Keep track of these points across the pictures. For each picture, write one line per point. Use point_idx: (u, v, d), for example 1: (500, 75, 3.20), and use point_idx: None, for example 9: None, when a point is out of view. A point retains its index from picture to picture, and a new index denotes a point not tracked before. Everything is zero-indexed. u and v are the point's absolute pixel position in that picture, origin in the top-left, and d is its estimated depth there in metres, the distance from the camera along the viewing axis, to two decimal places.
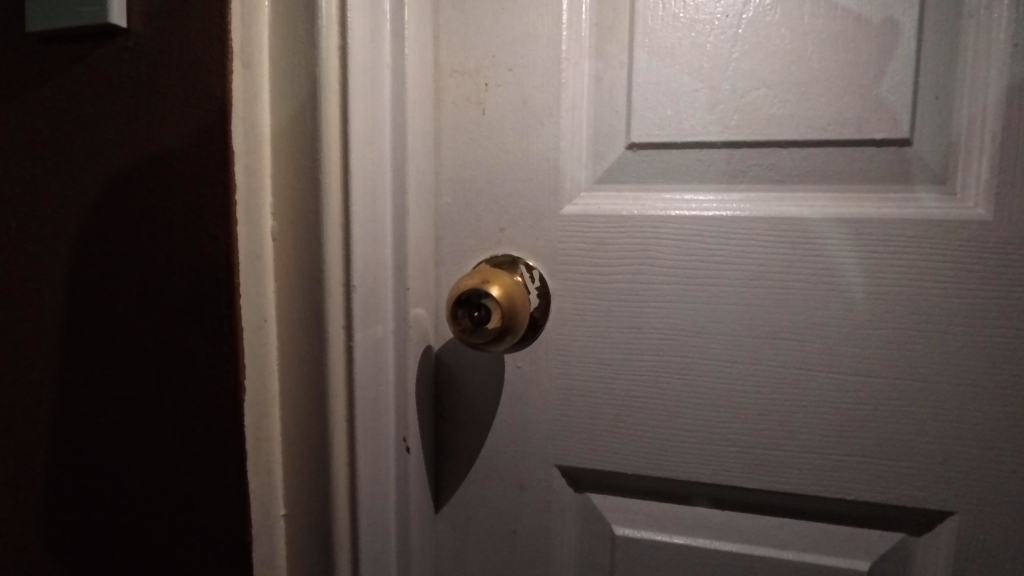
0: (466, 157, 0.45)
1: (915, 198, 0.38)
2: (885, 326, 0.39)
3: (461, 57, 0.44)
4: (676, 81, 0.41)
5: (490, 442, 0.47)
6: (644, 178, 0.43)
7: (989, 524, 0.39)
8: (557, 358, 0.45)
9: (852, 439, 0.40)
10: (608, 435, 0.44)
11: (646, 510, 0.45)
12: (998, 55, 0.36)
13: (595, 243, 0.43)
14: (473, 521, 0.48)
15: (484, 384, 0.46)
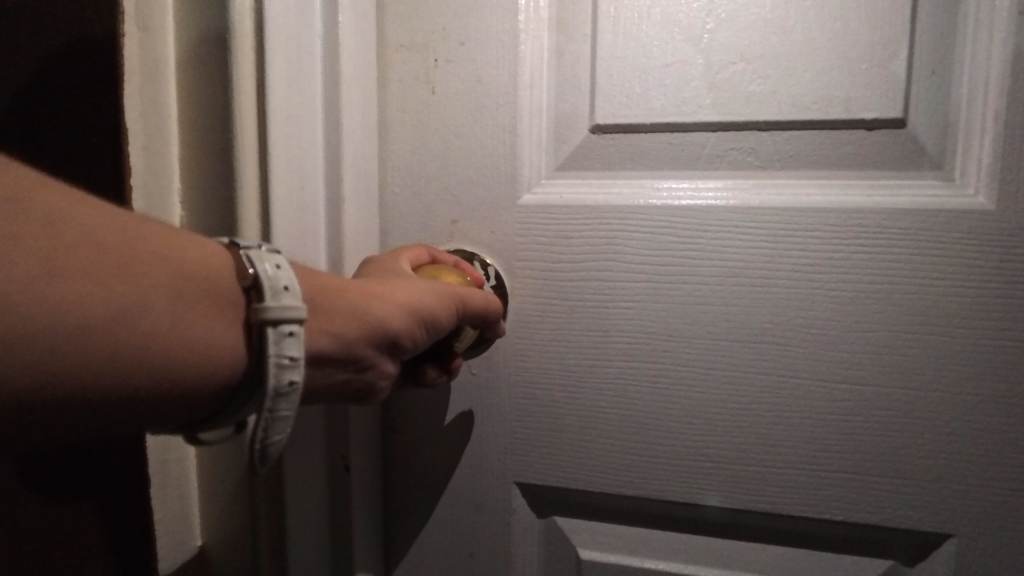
0: (415, 142, 0.40)
1: (909, 185, 0.35)
2: (876, 328, 0.35)
3: (408, 30, 0.40)
4: (645, 54, 0.36)
5: (442, 457, 0.42)
6: (610, 164, 0.38)
7: (994, 550, 0.35)
8: (515, 364, 0.40)
9: (840, 453, 0.36)
10: (572, 450, 0.40)
11: (615, 532, 0.41)
12: (1003, 24, 0.32)
13: (555, 236, 0.39)
14: (427, 544, 0.43)
15: (435, 398, 0.42)
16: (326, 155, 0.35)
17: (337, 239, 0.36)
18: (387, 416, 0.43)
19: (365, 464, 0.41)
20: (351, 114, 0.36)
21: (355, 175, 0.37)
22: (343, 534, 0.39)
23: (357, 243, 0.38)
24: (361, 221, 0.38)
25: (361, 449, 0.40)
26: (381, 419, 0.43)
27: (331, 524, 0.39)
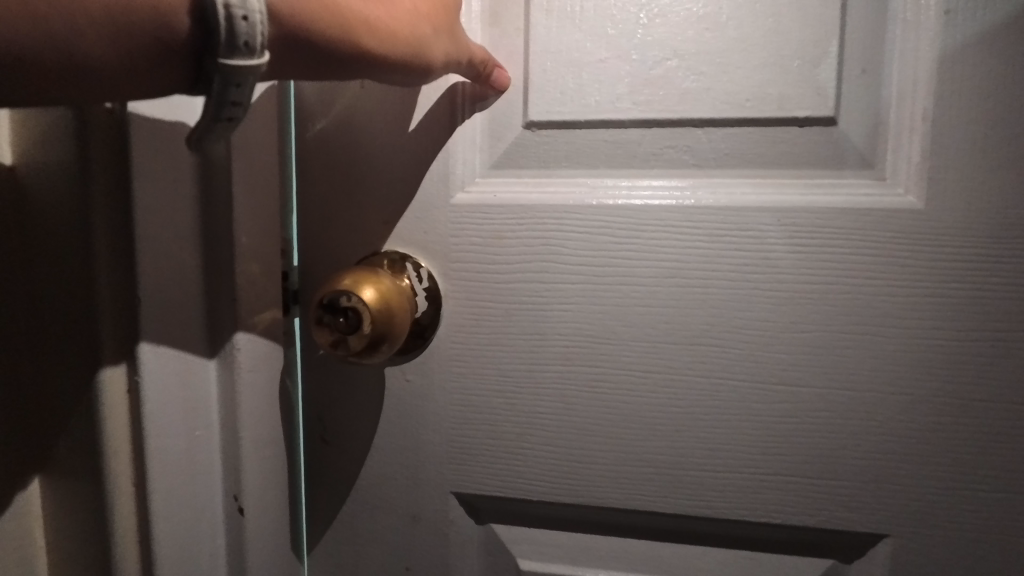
0: (343, 138, 0.38)
1: (843, 184, 0.34)
2: (812, 329, 0.35)
3: None
4: (579, 49, 0.35)
5: (374, 468, 0.40)
6: (546, 162, 0.37)
7: (927, 549, 0.35)
8: (451, 370, 0.38)
9: (778, 456, 0.36)
10: (510, 458, 0.39)
11: (555, 542, 0.40)
12: (929, 23, 0.33)
13: (490, 236, 0.37)
14: (361, 559, 0.41)
15: (364, 408, 0.40)
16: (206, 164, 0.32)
17: (224, 252, 0.33)
18: (321, 426, 0.40)
19: (276, 491, 0.38)
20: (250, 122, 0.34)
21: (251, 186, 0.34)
22: (239, 564, 0.36)
23: (258, 256, 0.35)
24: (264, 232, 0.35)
25: (266, 478, 0.37)
26: (313, 429, 0.40)
27: (228, 555, 0.36)
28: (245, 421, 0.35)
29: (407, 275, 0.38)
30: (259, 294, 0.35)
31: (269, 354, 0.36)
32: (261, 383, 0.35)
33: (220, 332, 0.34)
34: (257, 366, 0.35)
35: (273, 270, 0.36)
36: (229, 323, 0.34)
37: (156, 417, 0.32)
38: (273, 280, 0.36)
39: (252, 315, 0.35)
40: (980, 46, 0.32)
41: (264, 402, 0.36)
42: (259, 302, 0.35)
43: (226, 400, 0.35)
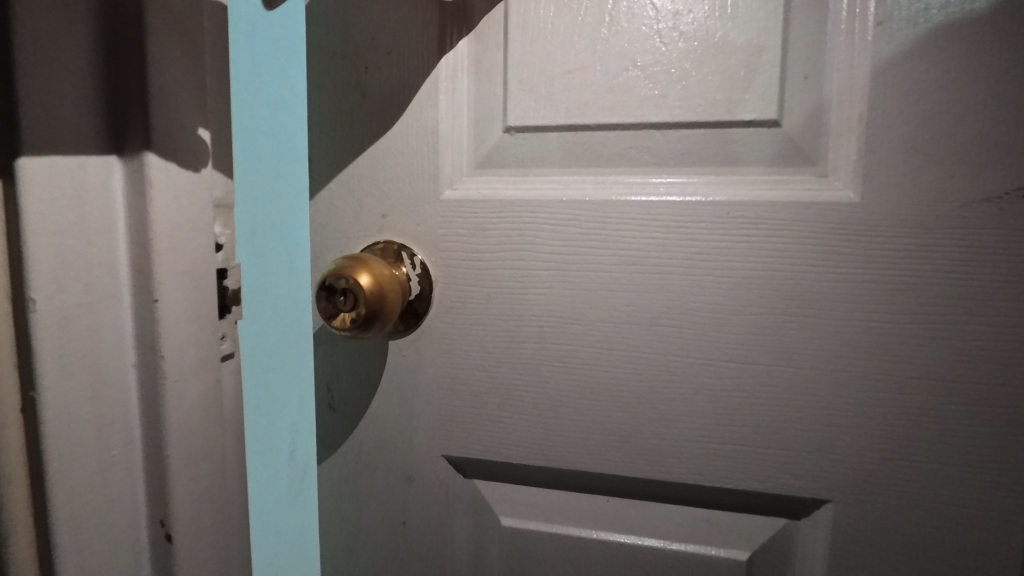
0: (348, 142, 0.44)
1: (787, 180, 0.38)
2: (759, 312, 0.38)
3: (340, 39, 0.43)
4: (551, 61, 0.40)
5: (374, 433, 0.45)
6: (523, 162, 0.42)
7: (865, 513, 0.38)
8: (440, 347, 0.43)
9: (729, 427, 0.40)
10: (492, 426, 0.43)
11: (533, 501, 0.44)
12: (864, 34, 0.36)
13: (473, 229, 0.42)
14: (363, 514, 0.47)
15: (365, 380, 0.45)
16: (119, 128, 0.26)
17: (143, 245, 0.27)
18: (328, 394, 0.46)
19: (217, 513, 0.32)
20: (192, 75, 0.28)
21: (171, 170, 0.27)
22: None
23: (199, 254, 0.29)
24: (192, 225, 0.28)
25: (201, 498, 0.30)
26: (321, 397, 0.46)
27: None
28: (173, 441, 0.29)
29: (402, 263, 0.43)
30: (191, 298, 0.29)
31: (200, 369, 0.29)
32: (190, 401, 0.29)
33: (139, 340, 0.27)
34: (178, 386, 0.28)
35: (207, 269, 0.30)
36: (149, 332, 0.27)
37: (58, 429, 0.25)
38: (204, 282, 0.29)
39: (184, 323, 0.28)
40: (909, 54, 0.35)
41: (196, 422, 0.30)
42: (208, 306, 0.30)
43: (145, 423, 0.28)
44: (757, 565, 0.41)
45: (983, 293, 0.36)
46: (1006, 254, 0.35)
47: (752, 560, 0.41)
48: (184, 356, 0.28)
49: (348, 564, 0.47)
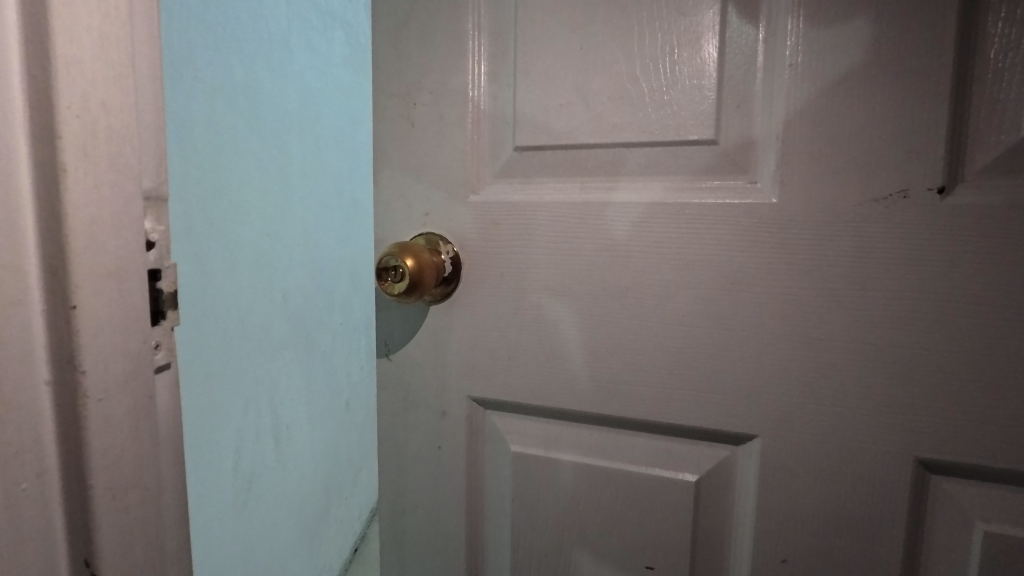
0: (401, 160, 0.59)
1: (724, 185, 0.49)
2: (701, 287, 0.50)
3: (397, 83, 0.58)
4: (547, 97, 0.53)
5: (418, 378, 0.60)
6: (528, 173, 0.55)
7: (785, 446, 0.49)
8: (465, 313, 0.57)
9: (680, 376, 0.51)
10: (503, 373, 0.57)
11: (535, 433, 0.58)
12: (781, 73, 0.47)
13: (490, 224, 0.56)
14: (410, 440, 0.61)
15: (412, 337, 0.59)
16: (39, 114, 0.29)
17: (56, 245, 0.30)
18: (385, 350, 0.61)
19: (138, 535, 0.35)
20: None
21: (92, 165, 0.30)
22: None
23: (125, 255, 0.33)
24: (117, 225, 0.32)
25: (124, 518, 0.34)
26: (381, 352, 0.61)
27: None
28: (95, 446, 0.32)
29: (439, 248, 0.57)
30: (108, 301, 0.32)
31: (127, 379, 0.33)
32: (117, 413, 0.33)
33: (52, 347, 0.30)
34: (102, 384, 0.32)
35: (134, 269, 0.33)
36: (67, 341, 0.30)
37: None
38: (135, 287, 0.33)
39: (107, 325, 0.32)
40: (815, 87, 0.46)
41: (123, 427, 0.33)
42: (137, 309, 0.34)
43: (61, 418, 0.31)
44: (704, 486, 0.52)
45: (873, 272, 0.45)
46: (889, 243, 0.45)
47: (701, 482, 0.52)
48: (112, 356, 0.32)
49: (398, 478, 0.62)
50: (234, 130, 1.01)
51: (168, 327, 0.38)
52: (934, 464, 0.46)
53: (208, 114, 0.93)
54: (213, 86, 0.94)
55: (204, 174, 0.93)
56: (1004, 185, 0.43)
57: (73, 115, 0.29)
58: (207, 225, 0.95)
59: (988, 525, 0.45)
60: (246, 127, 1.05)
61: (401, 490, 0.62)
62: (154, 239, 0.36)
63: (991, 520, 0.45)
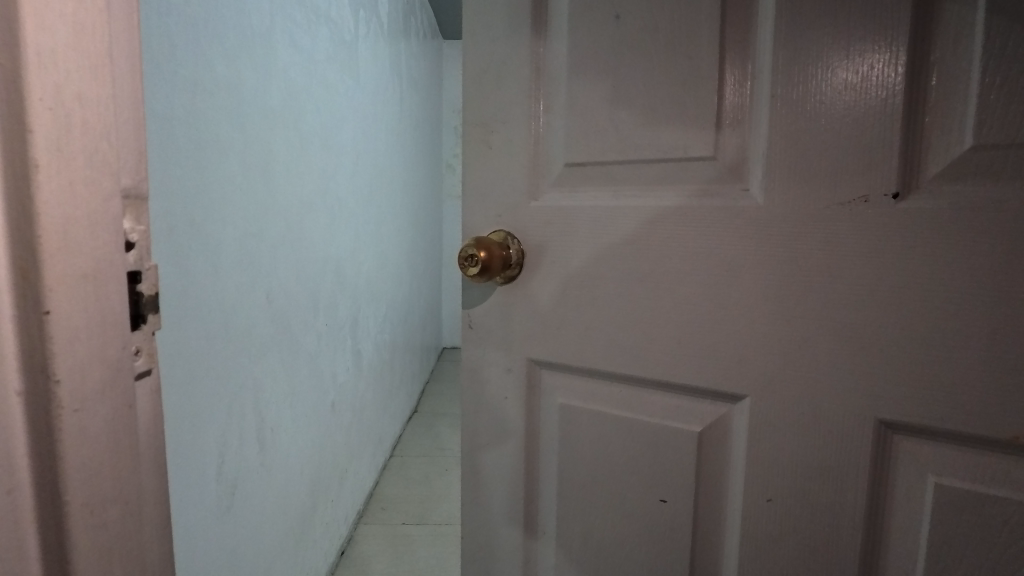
0: (479, 173, 0.76)
1: (723, 192, 0.61)
2: (702, 273, 0.62)
3: (477, 115, 0.75)
4: (587, 124, 0.68)
5: (492, 342, 0.78)
6: (573, 183, 0.70)
7: (769, 404, 0.61)
8: (526, 292, 0.74)
9: (687, 345, 0.64)
10: (553, 340, 0.73)
11: (576, 389, 0.73)
12: (767, 102, 0.59)
13: (544, 224, 0.71)
14: (484, 391, 0.79)
15: (488, 311, 0.77)
16: (17, 113, 0.34)
17: (30, 253, 0.35)
18: (469, 319, 0.79)
19: (120, 531, 0.41)
20: None
21: (62, 163, 0.35)
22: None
23: (102, 254, 0.38)
24: (91, 222, 0.37)
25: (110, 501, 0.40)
26: (466, 320, 0.80)
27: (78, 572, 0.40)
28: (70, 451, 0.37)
29: (507, 241, 0.73)
30: (78, 301, 0.37)
31: (105, 389, 0.39)
32: (92, 423, 0.38)
33: (29, 346, 0.35)
34: (78, 390, 0.37)
35: (114, 271, 0.39)
36: (38, 343, 0.35)
37: None
38: (111, 289, 0.39)
39: (83, 333, 0.37)
40: (791, 113, 0.57)
41: (101, 436, 0.39)
42: (116, 315, 0.39)
43: (35, 429, 0.36)
44: (708, 435, 0.65)
45: (839, 262, 0.56)
46: (852, 238, 0.55)
47: (704, 431, 0.65)
48: (95, 364, 0.38)
49: (476, 420, 0.80)
50: (210, 133, 1.22)
51: (149, 330, 0.44)
52: (892, 423, 0.55)
53: (190, 119, 1.14)
54: (192, 87, 1.15)
55: (188, 168, 1.14)
56: (952, 190, 0.51)
57: (46, 111, 0.34)
58: (189, 222, 1.14)
59: (939, 478, 0.54)
60: (223, 138, 1.28)
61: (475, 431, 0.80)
62: (133, 240, 0.42)
63: (943, 474, 0.54)
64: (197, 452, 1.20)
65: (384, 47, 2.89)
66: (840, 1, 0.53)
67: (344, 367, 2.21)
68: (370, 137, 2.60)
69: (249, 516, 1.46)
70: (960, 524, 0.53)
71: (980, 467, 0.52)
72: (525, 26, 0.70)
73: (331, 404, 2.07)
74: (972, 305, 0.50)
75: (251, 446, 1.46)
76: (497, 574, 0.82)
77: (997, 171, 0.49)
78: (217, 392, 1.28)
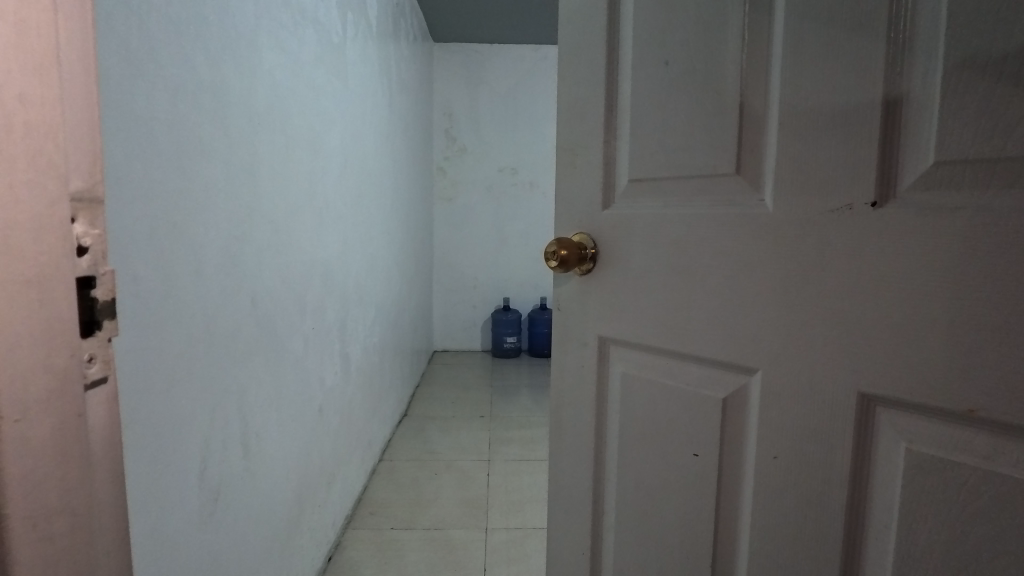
0: (566, 188, 1.01)
1: (742, 202, 0.78)
2: (721, 267, 0.79)
3: (566, 144, 1.00)
4: (643, 148, 0.89)
5: (573, 316, 1.02)
6: (633, 195, 0.92)
7: (774, 374, 0.75)
8: (596, 280, 0.97)
9: (710, 323, 0.81)
10: (615, 316, 0.94)
11: (632, 355, 0.94)
12: (773, 131, 0.74)
13: (610, 228, 0.94)
14: (568, 355, 1.04)
15: (571, 295, 1.02)
16: None
17: None
18: (558, 302, 1.05)
19: (75, 524, 0.49)
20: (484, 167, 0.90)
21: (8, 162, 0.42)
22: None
23: (45, 259, 0.44)
24: (35, 224, 0.43)
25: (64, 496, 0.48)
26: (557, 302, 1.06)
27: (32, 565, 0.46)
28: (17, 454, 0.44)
29: (587, 241, 0.96)
30: (19, 310, 0.43)
31: (49, 397, 0.46)
32: (38, 431, 0.45)
33: None
34: (19, 400, 0.44)
35: (60, 277, 0.45)
36: None
37: None
38: (58, 293, 0.45)
39: (25, 343, 0.44)
40: (792, 136, 0.72)
41: (47, 444, 0.46)
42: (63, 322, 0.46)
43: None
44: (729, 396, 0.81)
45: (827, 258, 0.69)
46: (841, 240, 0.68)
47: (727, 395, 0.81)
48: (39, 371, 0.45)
49: (562, 377, 1.06)
50: (195, 132, 1.29)
51: (105, 337, 0.51)
52: (871, 395, 0.67)
53: (171, 121, 1.20)
54: (175, 88, 1.21)
55: (170, 168, 1.20)
56: (921, 199, 0.62)
57: None
58: (170, 224, 1.20)
59: (911, 444, 0.65)
60: (206, 143, 1.34)
61: (561, 387, 1.06)
62: (86, 245, 0.49)
63: (914, 441, 0.65)
64: (178, 451, 1.25)
65: (375, 46, 3.03)
66: (824, 52, 0.68)
67: (332, 370, 2.32)
68: (359, 136, 2.73)
69: (233, 519, 1.51)
70: (928, 481, 0.64)
71: (946, 434, 0.62)
72: (601, 76, 0.94)
73: (318, 407, 2.16)
74: (935, 297, 0.61)
75: (234, 450, 1.51)
76: (571, 498, 1.07)
77: (990, 176, 0.58)
78: (201, 394, 1.34)
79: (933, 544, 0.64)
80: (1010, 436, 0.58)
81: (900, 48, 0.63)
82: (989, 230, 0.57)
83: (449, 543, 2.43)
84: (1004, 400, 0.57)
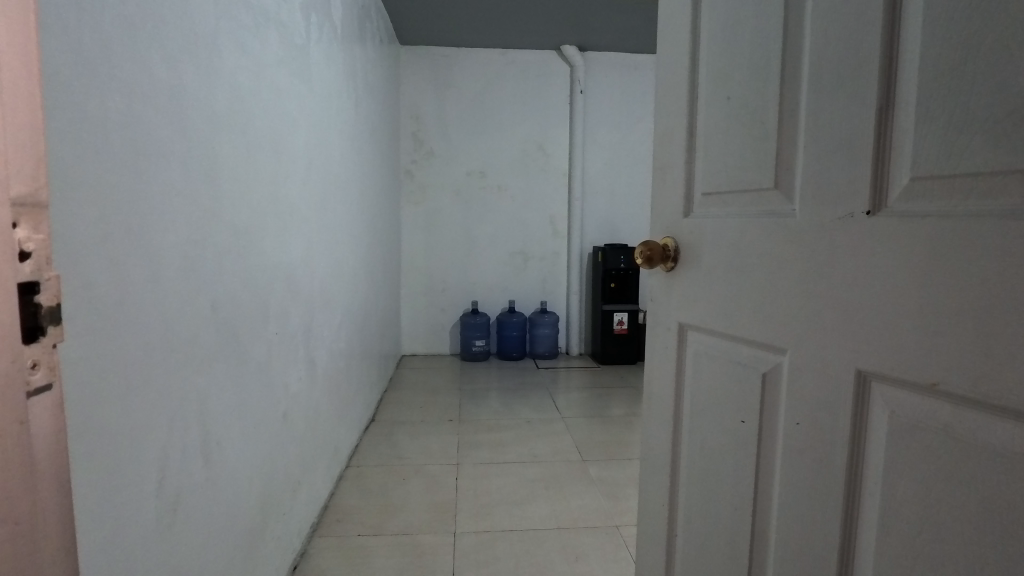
0: (658, 201, 1.23)
1: (779, 211, 0.95)
2: (762, 264, 0.96)
3: (660, 166, 1.23)
4: (715, 167, 1.09)
5: (660, 306, 1.23)
6: (707, 206, 1.11)
7: (796, 354, 0.91)
8: (676, 276, 1.17)
9: (755, 310, 0.98)
10: (689, 305, 1.14)
11: (702, 338, 1.13)
12: (801, 153, 0.91)
13: (686, 232, 1.14)
14: (656, 338, 1.26)
15: (658, 288, 1.23)
16: None
17: None
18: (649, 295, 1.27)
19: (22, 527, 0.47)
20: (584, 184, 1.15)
21: None
22: None
23: None
24: None
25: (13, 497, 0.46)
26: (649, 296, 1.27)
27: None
28: None
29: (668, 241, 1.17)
30: None
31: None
32: None
33: None
34: None
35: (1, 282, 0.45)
36: None
37: None
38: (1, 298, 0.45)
39: None
40: (813, 158, 0.89)
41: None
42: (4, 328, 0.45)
43: None
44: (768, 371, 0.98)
45: (835, 256, 0.84)
46: (845, 241, 0.83)
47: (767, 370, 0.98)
48: None
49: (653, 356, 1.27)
50: (149, 134, 1.28)
51: (49, 343, 0.51)
52: (865, 371, 0.82)
53: (123, 122, 1.19)
54: (129, 89, 1.21)
55: (124, 172, 1.19)
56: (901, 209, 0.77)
57: None
58: (125, 227, 1.20)
59: (892, 412, 0.79)
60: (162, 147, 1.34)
61: (651, 365, 1.28)
62: (29, 251, 0.48)
63: (894, 410, 0.79)
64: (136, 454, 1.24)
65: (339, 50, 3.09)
66: (835, 92, 0.85)
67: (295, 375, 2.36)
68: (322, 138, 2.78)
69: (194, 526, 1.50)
70: (909, 442, 0.77)
71: (920, 405, 0.76)
72: (682, 110, 1.16)
73: (281, 414, 2.20)
74: (909, 290, 0.75)
75: (196, 459, 1.51)
76: (655, 459, 1.28)
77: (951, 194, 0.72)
78: (162, 398, 1.34)
79: (910, 494, 0.77)
80: (966, 404, 0.71)
81: (887, 90, 0.79)
82: (948, 233, 0.71)
83: (419, 549, 2.49)
84: (956, 375, 0.71)
